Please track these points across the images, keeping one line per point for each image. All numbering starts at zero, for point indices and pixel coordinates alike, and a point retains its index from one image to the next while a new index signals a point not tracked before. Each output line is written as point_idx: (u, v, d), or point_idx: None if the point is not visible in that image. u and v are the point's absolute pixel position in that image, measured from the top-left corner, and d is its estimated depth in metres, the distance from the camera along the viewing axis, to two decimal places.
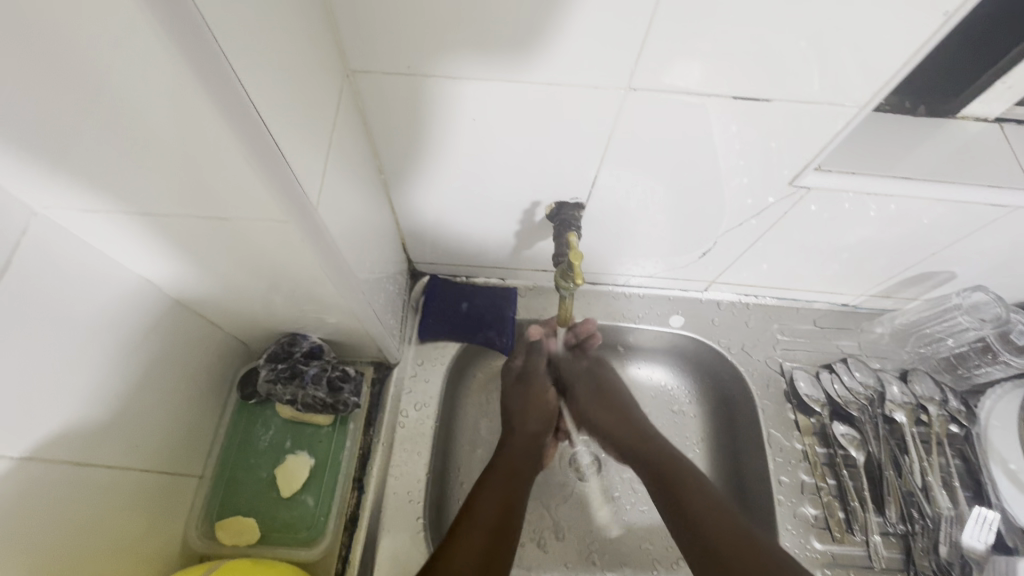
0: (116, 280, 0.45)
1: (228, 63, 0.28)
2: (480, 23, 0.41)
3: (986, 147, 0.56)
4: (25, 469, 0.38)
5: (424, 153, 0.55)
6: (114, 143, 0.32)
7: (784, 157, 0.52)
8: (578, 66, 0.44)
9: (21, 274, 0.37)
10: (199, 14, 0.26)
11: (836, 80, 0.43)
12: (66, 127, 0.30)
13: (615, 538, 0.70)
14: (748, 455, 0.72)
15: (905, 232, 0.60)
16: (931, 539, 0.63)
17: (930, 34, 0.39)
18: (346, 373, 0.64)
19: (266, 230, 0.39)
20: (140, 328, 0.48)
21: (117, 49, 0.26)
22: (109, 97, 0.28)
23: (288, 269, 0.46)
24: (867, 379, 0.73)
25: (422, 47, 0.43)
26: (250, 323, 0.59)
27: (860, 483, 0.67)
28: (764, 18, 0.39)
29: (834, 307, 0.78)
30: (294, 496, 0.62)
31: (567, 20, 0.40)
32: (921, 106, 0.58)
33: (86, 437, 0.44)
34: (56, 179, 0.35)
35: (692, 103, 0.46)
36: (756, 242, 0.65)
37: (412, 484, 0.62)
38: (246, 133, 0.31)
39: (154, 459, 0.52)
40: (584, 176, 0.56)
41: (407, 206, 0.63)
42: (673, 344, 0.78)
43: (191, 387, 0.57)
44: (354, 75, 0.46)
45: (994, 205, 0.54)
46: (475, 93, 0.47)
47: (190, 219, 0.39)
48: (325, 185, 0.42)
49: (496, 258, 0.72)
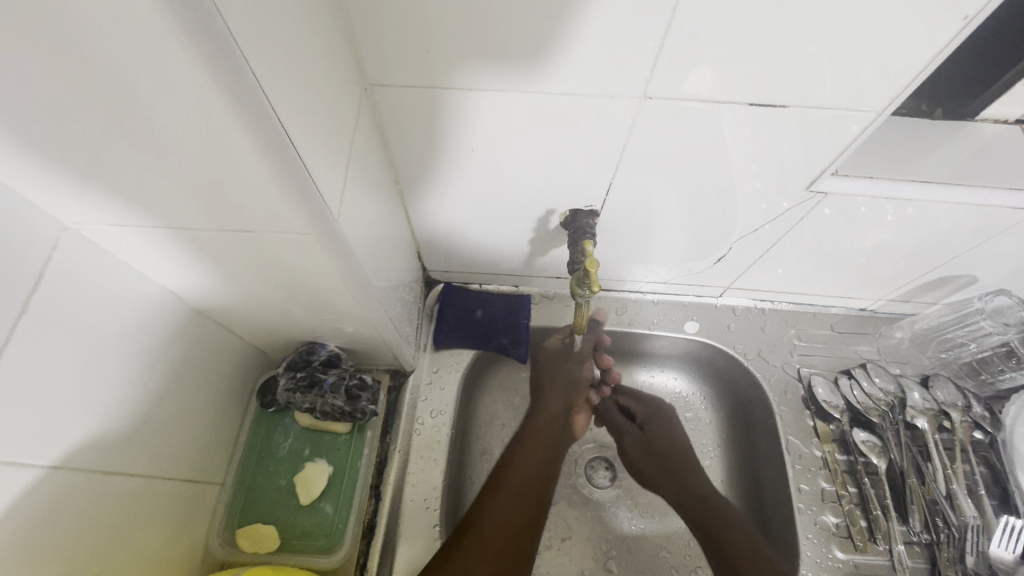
0: (141, 291, 0.46)
1: (253, 77, 0.29)
2: (495, 33, 0.41)
3: (1006, 150, 0.55)
4: (52, 479, 0.39)
5: (439, 162, 0.55)
6: (145, 160, 0.33)
7: (803, 161, 0.51)
8: (594, 73, 0.44)
9: (51, 285, 0.38)
10: (218, 15, 0.26)
11: (856, 85, 0.43)
12: (100, 144, 0.31)
13: (631, 546, 0.70)
14: (766, 463, 0.71)
15: (925, 236, 0.59)
16: (957, 548, 0.62)
17: (954, 34, 0.38)
18: (363, 382, 0.65)
19: (288, 242, 0.40)
20: (164, 338, 0.49)
21: (152, 72, 0.27)
22: (135, 111, 0.29)
23: (308, 279, 0.46)
24: (887, 385, 0.72)
25: (438, 60, 0.44)
26: (269, 332, 0.59)
27: (882, 491, 0.66)
28: (782, 23, 0.39)
29: (853, 312, 0.76)
30: (313, 503, 0.63)
31: (584, 29, 0.40)
32: (939, 109, 0.58)
33: (109, 447, 0.44)
34: (86, 195, 0.36)
35: (707, 110, 0.47)
36: (772, 247, 0.65)
37: (430, 491, 0.63)
38: (270, 151, 0.32)
39: (176, 467, 0.53)
40: (598, 184, 0.57)
41: (422, 215, 0.64)
42: (687, 350, 0.78)
43: (212, 396, 0.58)
44: (371, 87, 0.47)
45: (1016, 208, 0.53)
46: (488, 104, 0.47)
47: (214, 233, 0.40)
48: (345, 197, 0.42)
49: (509, 266, 0.73)
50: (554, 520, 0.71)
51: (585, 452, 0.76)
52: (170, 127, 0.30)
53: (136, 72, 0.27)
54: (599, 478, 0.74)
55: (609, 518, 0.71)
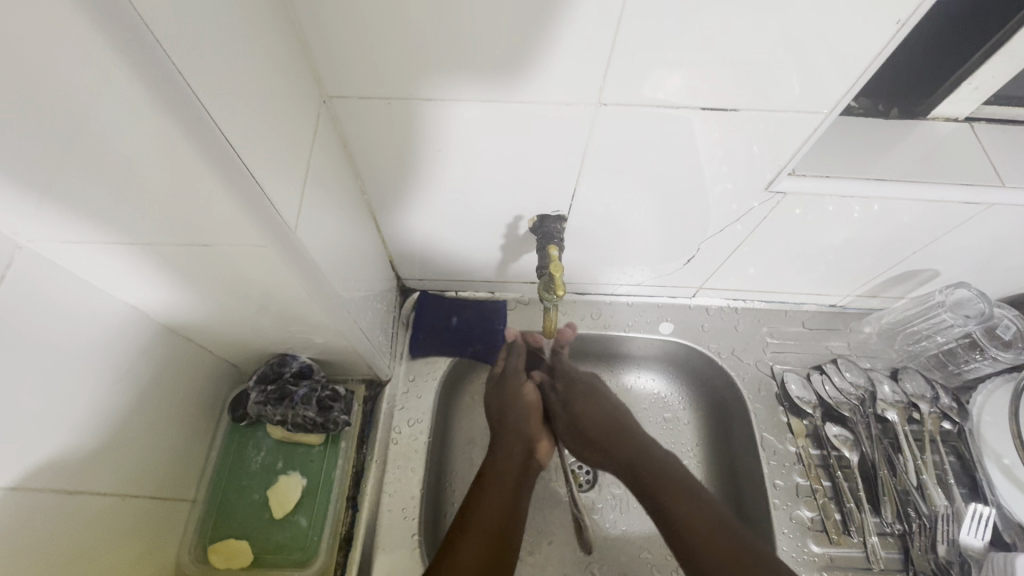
0: (103, 310, 0.45)
1: (196, 97, 0.29)
2: (451, 42, 0.42)
3: (957, 146, 0.57)
4: (14, 499, 0.39)
5: (405, 172, 0.56)
6: (96, 183, 0.33)
7: (764, 164, 0.53)
8: (553, 80, 0.45)
9: (6, 307, 0.37)
10: (145, 25, 0.25)
11: (807, 85, 0.44)
12: (48, 168, 0.31)
13: (613, 547, 0.70)
14: (743, 459, 0.72)
15: (887, 232, 0.61)
16: (928, 538, 0.63)
17: (887, 41, 0.40)
18: (336, 392, 0.65)
19: (249, 255, 0.40)
20: (128, 354, 0.48)
21: (93, 96, 0.27)
22: (80, 132, 0.29)
23: (274, 292, 0.46)
24: (858, 379, 0.73)
25: (396, 73, 0.44)
26: (241, 346, 0.59)
27: (855, 483, 0.67)
28: (732, 30, 0.40)
29: (822, 309, 0.78)
30: (287, 516, 0.62)
31: (538, 35, 0.41)
32: (893, 108, 0.59)
33: (71, 467, 0.44)
34: (38, 216, 0.35)
35: (664, 114, 0.48)
36: (740, 246, 0.66)
37: (407, 500, 0.62)
38: (219, 165, 0.32)
39: (144, 485, 0.52)
40: (564, 188, 0.57)
41: (393, 224, 0.64)
42: (663, 351, 0.79)
43: (181, 411, 0.57)
44: (331, 100, 0.47)
45: (971, 203, 0.55)
46: (449, 113, 0.48)
47: (174, 248, 0.40)
48: (305, 210, 0.43)
49: (482, 272, 0.73)
50: (532, 524, 0.71)
51: (568, 457, 0.76)
52: (120, 146, 0.30)
53: (83, 97, 0.27)
54: (583, 480, 0.74)
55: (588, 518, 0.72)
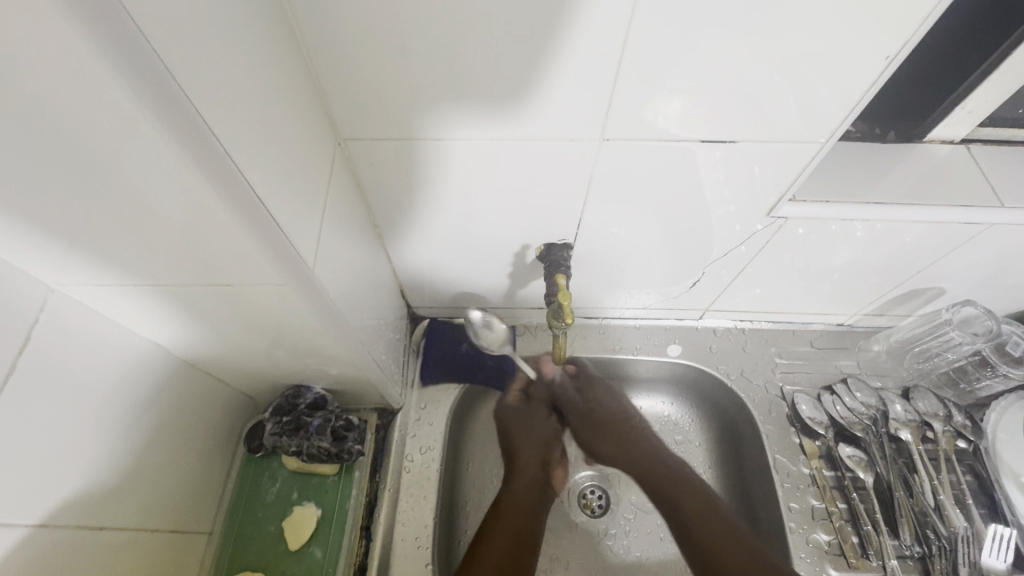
0: (126, 348, 0.47)
1: (224, 151, 0.31)
2: (460, 86, 0.44)
3: (955, 168, 0.58)
4: (41, 534, 0.40)
5: (416, 206, 0.57)
6: (122, 229, 0.34)
7: (767, 190, 0.54)
8: (559, 117, 0.46)
9: (38, 348, 0.39)
10: (179, 88, 0.27)
11: (803, 116, 0.46)
12: (81, 217, 0.33)
13: (629, 572, 0.69)
14: (756, 481, 0.71)
15: (892, 252, 0.61)
16: (948, 561, 0.62)
17: (877, 75, 0.42)
18: (350, 423, 0.65)
19: (267, 293, 0.42)
20: (149, 391, 0.50)
21: (128, 149, 0.29)
22: (115, 183, 0.31)
23: (292, 327, 0.48)
24: (869, 399, 0.73)
25: (407, 115, 0.46)
26: (258, 378, 0.60)
27: (871, 505, 0.66)
28: (729, 66, 0.42)
29: (831, 328, 0.78)
30: (302, 548, 0.62)
31: (543, 76, 0.43)
32: (891, 131, 0.61)
33: (97, 501, 0.45)
34: (69, 261, 0.37)
35: (665, 145, 0.49)
36: (746, 268, 0.67)
37: (421, 530, 0.63)
38: (243, 211, 0.34)
39: (164, 518, 0.53)
40: (571, 217, 0.59)
41: (404, 255, 0.66)
42: (672, 373, 0.79)
43: (199, 444, 0.58)
44: (344, 141, 0.50)
45: (971, 223, 0.56)
46: (458, 151, 0.50)
47: (196, 288, 0.41)
48: (320, 249, 0.44)
49: (491, 300, 0.74)
50: (548, 551, 0.70)
51: (580, 482, 0.76)
52: (151, 195, 0.32)
53: (119, 150, 0.29)
54: (595, 506, 0.74)
55: (604, 543, 0.71)
